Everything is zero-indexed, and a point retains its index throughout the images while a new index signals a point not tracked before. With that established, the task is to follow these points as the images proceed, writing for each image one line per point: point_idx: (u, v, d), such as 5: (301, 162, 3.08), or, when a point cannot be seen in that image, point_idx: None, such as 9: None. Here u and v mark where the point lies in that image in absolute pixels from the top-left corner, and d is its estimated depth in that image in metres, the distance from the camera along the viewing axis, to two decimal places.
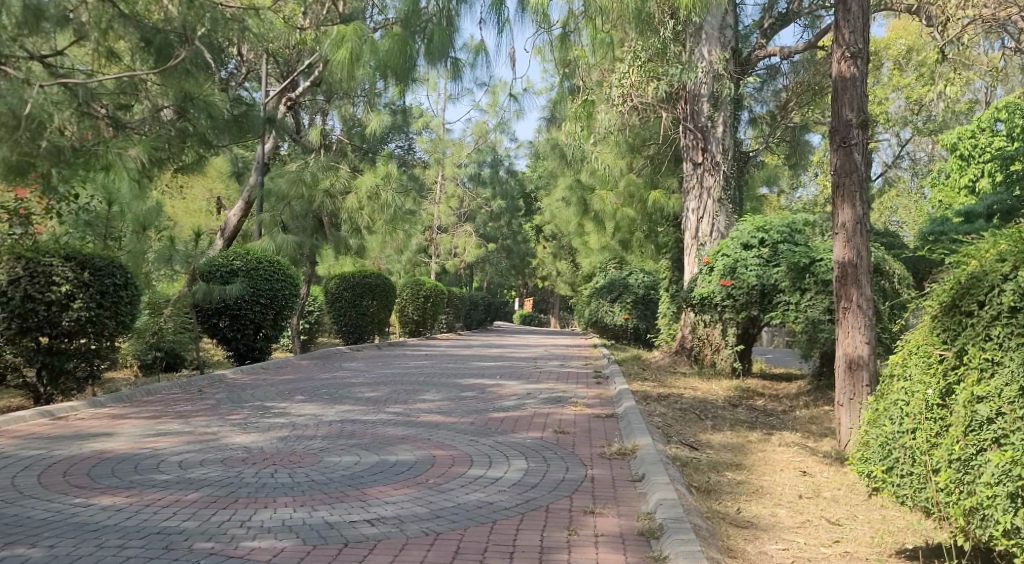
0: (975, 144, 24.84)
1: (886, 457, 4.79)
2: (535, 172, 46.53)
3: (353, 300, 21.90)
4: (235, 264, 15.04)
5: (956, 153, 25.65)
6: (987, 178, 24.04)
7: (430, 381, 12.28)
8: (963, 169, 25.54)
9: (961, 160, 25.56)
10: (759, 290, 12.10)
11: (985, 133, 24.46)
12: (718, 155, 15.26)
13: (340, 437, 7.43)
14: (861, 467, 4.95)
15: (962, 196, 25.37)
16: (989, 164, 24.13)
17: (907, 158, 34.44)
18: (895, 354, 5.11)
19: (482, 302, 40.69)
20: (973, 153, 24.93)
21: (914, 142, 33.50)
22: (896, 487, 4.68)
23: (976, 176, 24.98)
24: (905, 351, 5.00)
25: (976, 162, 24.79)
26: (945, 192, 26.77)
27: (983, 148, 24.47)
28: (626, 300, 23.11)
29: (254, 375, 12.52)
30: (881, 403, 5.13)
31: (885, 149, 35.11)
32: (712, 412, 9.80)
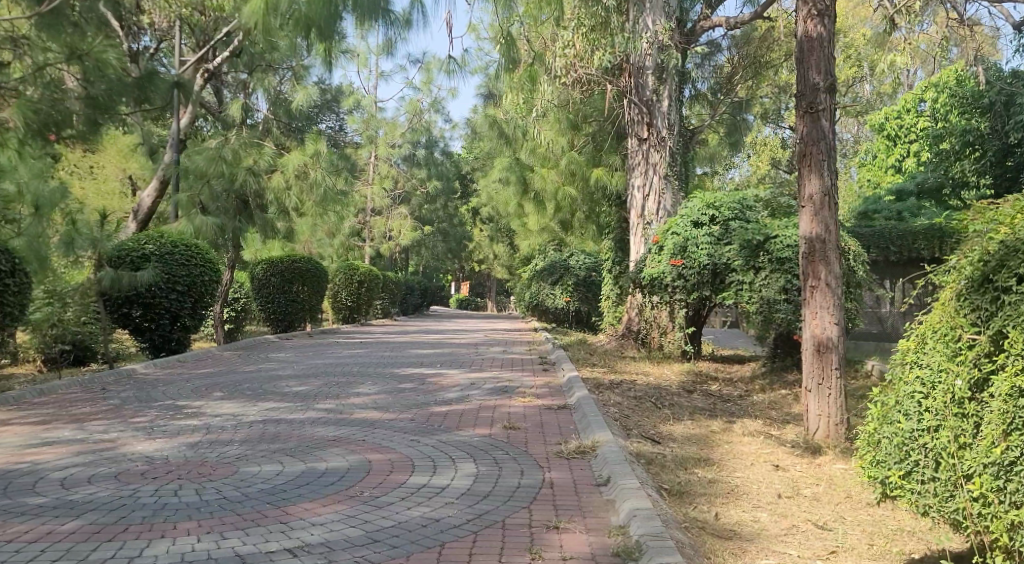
0: (901, 124, 24.85)
1: (905, 460, 4.57)
2: (472, 153, 45.58)
3: (281, 286, 20.95)
4: (147, 248, 13.91)
5: (884, 133, 25.66)
6: (916, 157, 24.09)
7: (365, 372, 11.40)
8: (892, 149, 25.55)
9: (890, 139, 25.57)
10: (711, 269, 11.47)
11: (910, 113, 24.46)
12: (664, 130, 14.60)
13: (261, 441, 6.58)
14: (876, 472, 4.75)
15: (889, 175, 25.40)
16: (916, 144, 24.20)
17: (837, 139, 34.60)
18: (907, 339, 4.87)
19: (418, 287, 39.68)
20: (900, 133, 24.98)
21: (843, 123, 33.60)
22: (919, 494, 4.47)
23: (903, 156, 25.02)
24: (921, 335, 4.76)
25: (903, 142, 24.86)
26: (873, 173, 26.76)
27: (909, 128, 24.49)
28: (566, 282, 22.44)
29: (170, 370, 11.49)
30: (891, 395, 4.90)
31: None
32: (668, 400, 9.18)
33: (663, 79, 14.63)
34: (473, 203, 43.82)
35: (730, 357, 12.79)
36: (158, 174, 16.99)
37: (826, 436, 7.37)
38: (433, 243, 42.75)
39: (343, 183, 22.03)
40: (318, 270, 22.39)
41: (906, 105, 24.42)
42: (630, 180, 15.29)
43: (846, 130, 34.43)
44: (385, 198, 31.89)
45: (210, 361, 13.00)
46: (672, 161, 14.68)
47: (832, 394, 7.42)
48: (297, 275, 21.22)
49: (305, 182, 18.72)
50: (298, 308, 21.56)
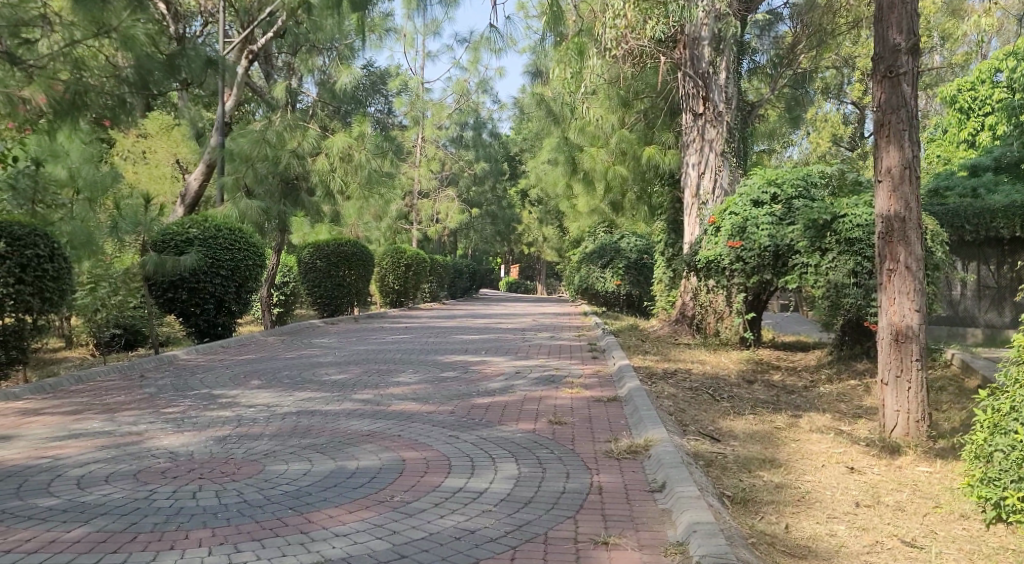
0: (975, 95, 23.58)
1: None
2: (520, 135, 44.99)
3: (327, 270, 20.64)
4: (190, 232, 13.61)
5: (954, 107, 24.41)
6: (988, 132, 22.87)
7: (407, 359, 11.00)
8: (961, 124, 24.32)
9: (960, 113, 24.32)
10: (773, 251, 10.80)
11: (985, 84, 23.18)
12: (721, 104, 13.89)
13: (291, 435, 6.18)
14: (990, 494, 4.70)
15: (961, 151, 24.17)
16: (989, 117, 22.97)
17: None
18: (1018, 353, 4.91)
19: (467, 270, 39.38)
20: (973, 105, 23.70)
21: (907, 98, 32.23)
22: None
23: (977, 130, 23.75)
24: None
25: (976, 115, 23.59)
26: (942, 147, 25.61)
27: (985, 99, 23.26)
28: (617, 266, 21.82)
29: (211, 356, 11.24)
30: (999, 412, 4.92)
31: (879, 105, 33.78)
32: (728, 392, 8.58)
33: (720, 50, 13.90)
34: (522, 185, 43.29)
35: (791, 344, 12.13)
36: (205, 157, 16.67)
37: (905, 434, 6.79)
38: (482, 226, 42.36)
39: (389, 165, 21.70)
40: (363, 253, 22.12)
41: (980, 76, 23.16)
42: (685, 158, 14.62)
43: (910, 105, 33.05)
44: (433, 180, 31.53)
45: (252, 347, 12.75)
46: (729, 137, 13.98)
47: (911, 388, 6.82)
48: (343, 259, 20.94)
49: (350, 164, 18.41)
50: (344, 292, 21.32)
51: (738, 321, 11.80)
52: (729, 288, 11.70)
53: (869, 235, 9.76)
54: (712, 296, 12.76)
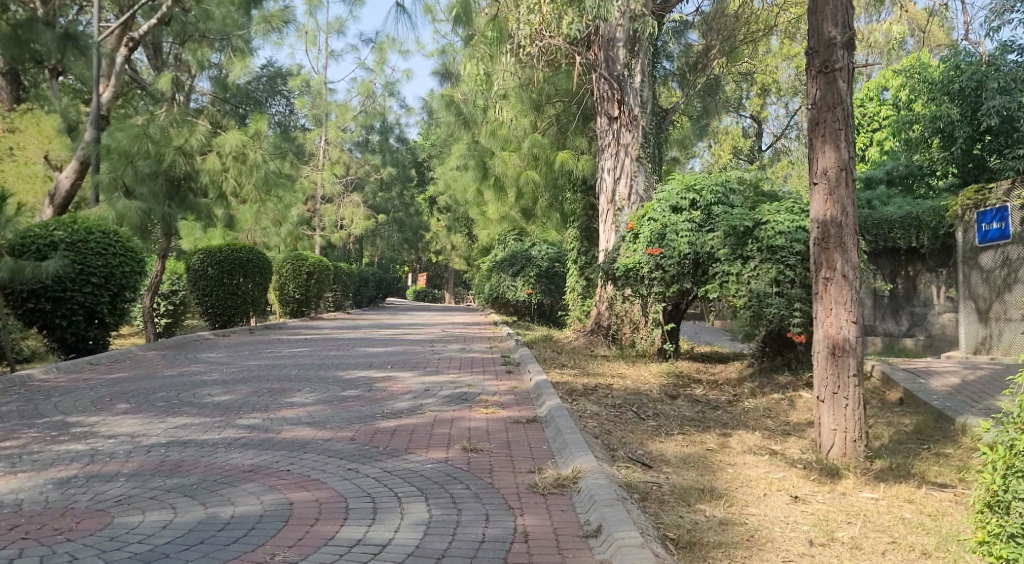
0: (864, 112, 24.32)
1: None
2: (429, 141, 44.19)
3: (219, 278, 19.36)
4: (55, 235, 12.73)
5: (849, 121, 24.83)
6: (878, 147, 23.49)
7: (304, 377, 10.08)
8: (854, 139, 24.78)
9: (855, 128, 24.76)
10: (692, 259, 10.35)
11: (872, 102, 23.95)
12: (636, 108, 13.46)
13: (154, 475, 5.31)
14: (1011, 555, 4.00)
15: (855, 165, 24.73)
16: (877, 133, 23.63)
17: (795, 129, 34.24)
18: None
19: (373, 278, 38.27)
20: (861, 121, 24.45)
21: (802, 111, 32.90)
22: None
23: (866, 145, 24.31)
24: None
25: (864, 131, 24.25)
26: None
27: (872, 116, 23.98)
28: (528, 274, 21.24)
29: (79, 378, 10.09)
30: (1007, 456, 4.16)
31: (777, 119, 34.43)
32: (652, 409, 8.01)
33: (635, 52, 13.51)
34: (430, 191, 42.49)
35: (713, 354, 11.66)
36: (79, 154, 15.76)
37: (843, 454, 6.24)
38: (389, 233, 41.32)
39: (290, 167, 20.60)
40: (259, 260, 20.89)
41: (868, 93, 23.89)
42: (600, 162, 14.12)
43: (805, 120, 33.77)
44: (337, 185, 30.43)
45: (131, 363, 11.59)
46: (645, 142, 13.56)
47: (848, 405, 6.28)
48: (236, 266, 19.72)
49: (244, 164, 17.23)
50: (238, 302, 20.05)
51: (657, 331, 11.30)
52: (647, 297, 11.22)
53: (792, 243, 9.22)
54: (628, 304, 12.33)
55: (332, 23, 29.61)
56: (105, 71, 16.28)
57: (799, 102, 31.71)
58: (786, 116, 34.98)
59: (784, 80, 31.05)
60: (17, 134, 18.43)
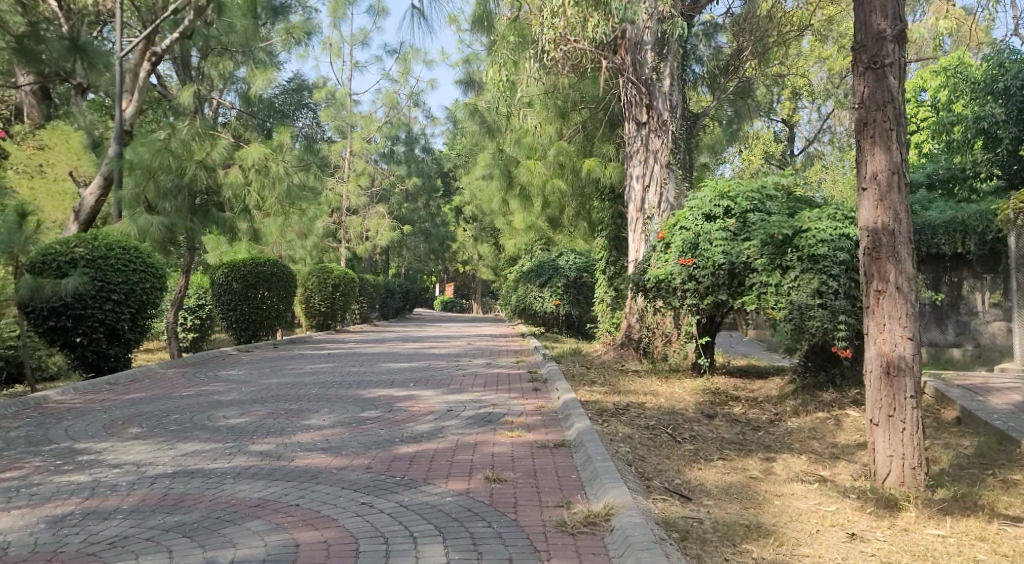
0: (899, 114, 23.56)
1: None
2: (455, 151, 43.97)
3: (243, 292, 19.08)
4: (76, 252, 12.47)
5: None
6: (916, 150, 22.76)
7: (323, 396, 9.70)
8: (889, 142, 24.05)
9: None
10: (728, 269, 9.85)
11: (909, 104, 23.20)
12: (665, 113, 12.98)
13: (154, 512, 4.92)
14: None
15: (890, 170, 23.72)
16: (915, 136, 22.88)
17: (827, 133, 33.48)
18: None
19: (400, 289, 38.00)
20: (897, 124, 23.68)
21: (833, 115, 32.19)
22: None
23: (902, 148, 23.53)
24: None
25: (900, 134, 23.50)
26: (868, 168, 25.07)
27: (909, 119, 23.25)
28: (556, 284, 20.78)
29: (94, 399, 9.79)
30: None
31: (808, 123, 33.74)
32: (689, 431, 7.53)
33: (663, 55, 13.06)
34: (457, 201, 42.21)
35: (752, 369, 11.15)
36: (102, 170, 15.53)
37: (899, 483, 5.79)
38: (416, 243, 41.08)
39: (313, 179, 20.35)
40: (284, 273, 20.62)
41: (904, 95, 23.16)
42: (627, 170, 13.66)
43: (837, 123, 33.03)
44: (362, 196, 30.22)
45: (149, 382, 11.29)
46: (675, 148, 13.08)
47: (906, 429, 5.78)
48: (261, 279, 19.44)
49: (267, 177, 17.10)
50: (263, 316, 19.78)
51: (691, 345, 10.80)
52: (679, 310, 10.74)
53: (835, 252, 8.71)
54: (660, 316, 11.85)
55: (355, 34, 29.44)
56: (129, 85, 16.04)
57: (830, 105, 31.03)
58: (818, 120, 34.27)
59: (816, 83, 30.41)
60: (43, 151, 18.36)
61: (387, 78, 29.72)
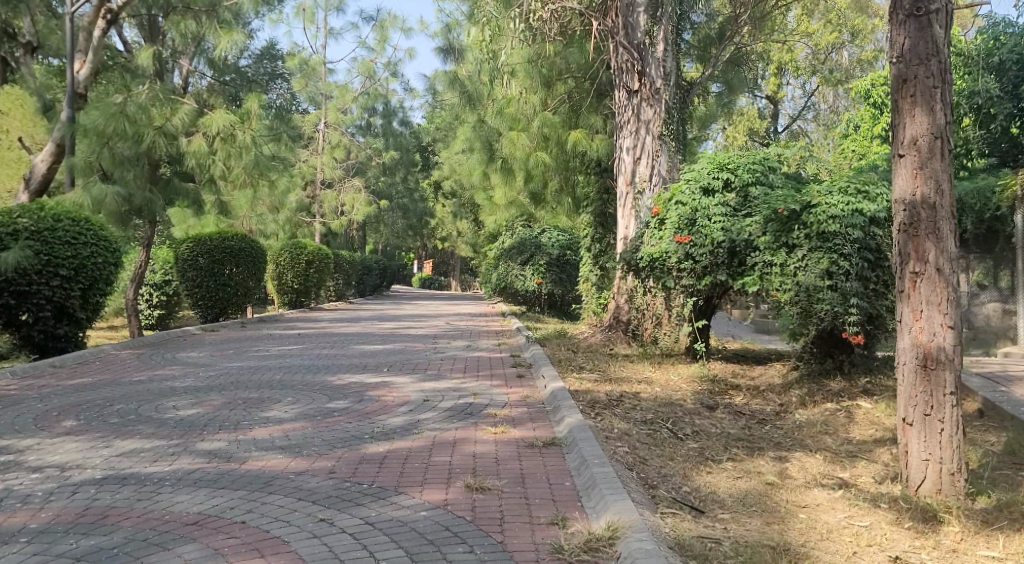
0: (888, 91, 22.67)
1: None
2: (433, 125, 42.93)
3: (209, 268, 18.15)
4: (19, 223, 11.55)
5: (868, 101, 23.30)
6: None
7: (287, 383, 8.89)
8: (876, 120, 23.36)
9: (874, 108, 23.18)
10: (728, 248, 9.11)
11: None
12: (658, 81, 12.18)
13: (67, 533, 4.13)
14: None
15: (874, 147, 22.76)
16: None
17: (810, 110, 32.78)
18: None
19: (377, 266, 37.09)
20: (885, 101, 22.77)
21: (818, 92, 31.54)
22: None
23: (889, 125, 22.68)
24: None
25: None
26: (854, 145, 24.38)
27: None
28: (538, 262, 19.99)
29: (35, 386, 8.95)
30: None
31: (793, 101, 33.00)
32: (690, 425, 6.80)
33: (657, 18, 12.22)
34: (435, 176, 41.26)
35: (750, 353, 10.46)
36: (55, 136, 14.58)
37: (936, 491, 5.07)
38: (393, 219, 40.16)
39: (284, 151, 19.40)
40: (252, 249, 19.69)
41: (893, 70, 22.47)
42: (616, 140, 12.88)
43: (822, 101, 32.38)
44: (337, 169, 29.24)
45: (100, 366, 10.43)
46: (668, 118, 12.28)
47: (945, 429, 5.07)
48: (228, 255, 18.53)
49: (233, 146, 15.95)
50: (230, 293, 18.87)
51: (688, 329, 10.02)
52: (673, 291, 9.99)
53: (848, 229, 7.94)
54: (651, 297, 11.12)
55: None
56: (83, 44, 15.22)
57: (815, 82, 30.34)
58: (803, 98, 33.61)
59: (801, 58, 29.67)
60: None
61: (363, 46, 28.69)
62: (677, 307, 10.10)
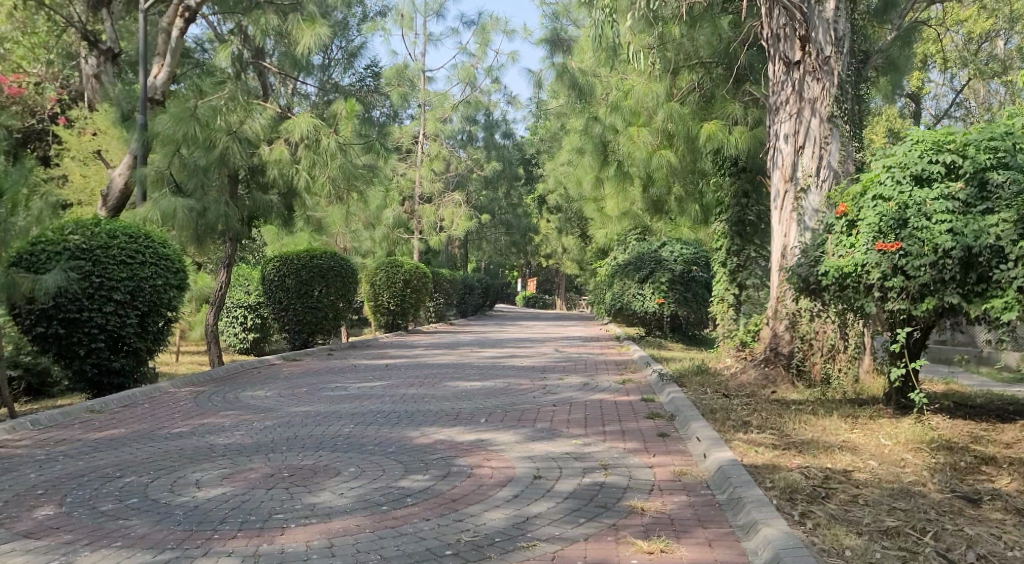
0: None
1: None
2: (537, 136, 40.86)
3: (297, 289, 16.32)
4: (70, 241, 9.75)
5: None
6: None
7: (354, 441, 6.71)
8: None
9: None
10: (960, 257, 6.67)
11: None
12: (828, 47, 9.66)
13: None
14: None
15: None
16: None
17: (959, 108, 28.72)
18: None
19: (480, 285, 35.17)
20: None
21: (969, 88, 27.41)
22: None
23: None
24: None
25: None
26: None
27: None
28: (659, 280, 17.48)
29: (51, 442, 7.05)
30: None
31: (936, 100, 29.10)
32: (965, 539, 4.29)
33: None
34: (539, 190, 39.07)
35: (978, 405, 7.78)
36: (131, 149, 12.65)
37: None
38: (495, 236, 38.18)
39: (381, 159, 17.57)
40: (346, 268, 17.62)
41: None
42: (769, 127, 10.47)
43: (971, 98, 28.17)
44: (436, 182, 27.39)
45: (146, 410, 8.51)
46: (841, 96, 9.79)
47: None
48: (317, 275, 16.57)
49: (318, 153, 13.68)
50: (320, 318, 16.69)
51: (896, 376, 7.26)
52: (876, 317, 7.52)
53: None
54: (817, 326, 9.53)
55: (430, 4, 26.67)
56: (162, 48, 13.51)
57: (963, 75, 26.51)
58: (948, 96, 29.61)
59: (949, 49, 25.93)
60: (100, 135, 16.01)
61: (465, 51, 26.82)
62: (852, 338, 9.46)
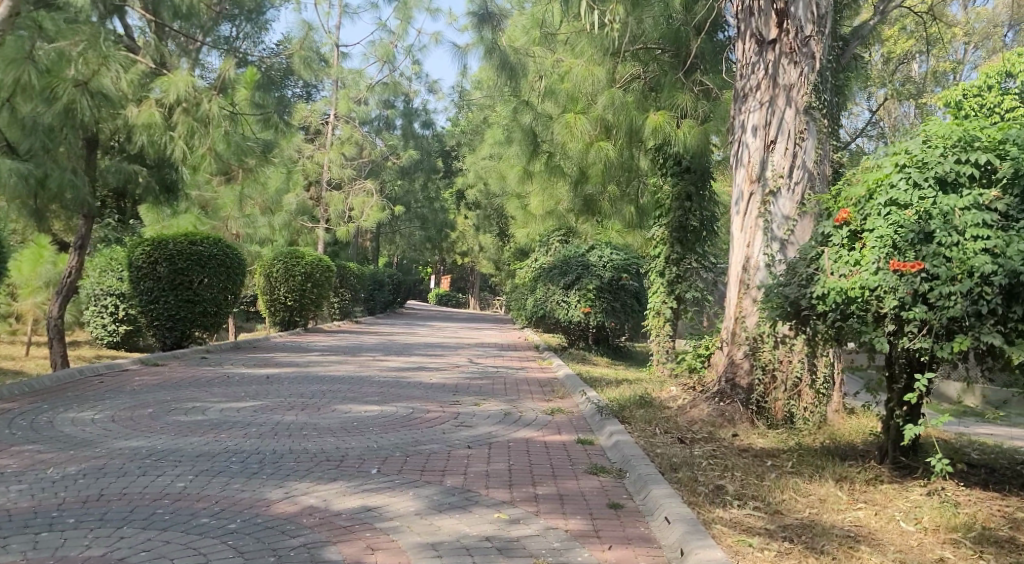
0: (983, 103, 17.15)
1: None
2: (459, 127, 38.88)
3: (171, 280, 13.83)
4: None
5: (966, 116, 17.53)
6: None
7: (183, 508, 4.73)
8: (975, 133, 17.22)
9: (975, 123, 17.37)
10: (1003, 285, 5.14)
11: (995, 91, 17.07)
12: (807, 25, 8.17)
13: None
14: None
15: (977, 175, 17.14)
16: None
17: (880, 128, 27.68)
18: None
19: (390, 281, 33.04)
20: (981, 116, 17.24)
21: (887, 107, 26.46)
22: None
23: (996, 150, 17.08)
24: None
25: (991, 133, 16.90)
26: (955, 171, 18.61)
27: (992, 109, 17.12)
28: (585, 287, 15.83)
29: None
30: None
31: (850, 119, 28.28)
32: None
33: None
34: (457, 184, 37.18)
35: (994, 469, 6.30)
36: None
37: None
38: (409, 230, 36.16)
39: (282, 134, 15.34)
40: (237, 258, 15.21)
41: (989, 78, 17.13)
42: (732, 118, 8.89)
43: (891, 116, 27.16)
44: (346, 168, 25.16)
45: None
46: (821, 84, 8.30)
47: None
48: (196, 263, 14.01)
49: (197, 119, 11.28)
50: (198, 313, 14.20)
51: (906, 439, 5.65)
52: (891, 354, 5.85)
53: None
54: (780, 352, 8.02)
55: None
56: None
57: (881, 95, 25.57)
58: (865, 115, 28.72)
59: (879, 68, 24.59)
60: None
61: (383, 28, 24.69)
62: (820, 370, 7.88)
